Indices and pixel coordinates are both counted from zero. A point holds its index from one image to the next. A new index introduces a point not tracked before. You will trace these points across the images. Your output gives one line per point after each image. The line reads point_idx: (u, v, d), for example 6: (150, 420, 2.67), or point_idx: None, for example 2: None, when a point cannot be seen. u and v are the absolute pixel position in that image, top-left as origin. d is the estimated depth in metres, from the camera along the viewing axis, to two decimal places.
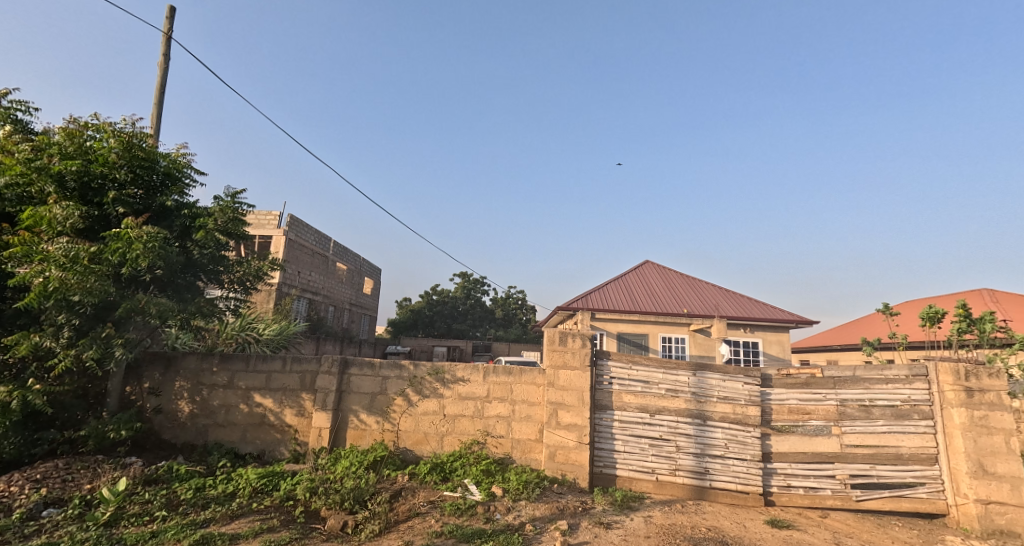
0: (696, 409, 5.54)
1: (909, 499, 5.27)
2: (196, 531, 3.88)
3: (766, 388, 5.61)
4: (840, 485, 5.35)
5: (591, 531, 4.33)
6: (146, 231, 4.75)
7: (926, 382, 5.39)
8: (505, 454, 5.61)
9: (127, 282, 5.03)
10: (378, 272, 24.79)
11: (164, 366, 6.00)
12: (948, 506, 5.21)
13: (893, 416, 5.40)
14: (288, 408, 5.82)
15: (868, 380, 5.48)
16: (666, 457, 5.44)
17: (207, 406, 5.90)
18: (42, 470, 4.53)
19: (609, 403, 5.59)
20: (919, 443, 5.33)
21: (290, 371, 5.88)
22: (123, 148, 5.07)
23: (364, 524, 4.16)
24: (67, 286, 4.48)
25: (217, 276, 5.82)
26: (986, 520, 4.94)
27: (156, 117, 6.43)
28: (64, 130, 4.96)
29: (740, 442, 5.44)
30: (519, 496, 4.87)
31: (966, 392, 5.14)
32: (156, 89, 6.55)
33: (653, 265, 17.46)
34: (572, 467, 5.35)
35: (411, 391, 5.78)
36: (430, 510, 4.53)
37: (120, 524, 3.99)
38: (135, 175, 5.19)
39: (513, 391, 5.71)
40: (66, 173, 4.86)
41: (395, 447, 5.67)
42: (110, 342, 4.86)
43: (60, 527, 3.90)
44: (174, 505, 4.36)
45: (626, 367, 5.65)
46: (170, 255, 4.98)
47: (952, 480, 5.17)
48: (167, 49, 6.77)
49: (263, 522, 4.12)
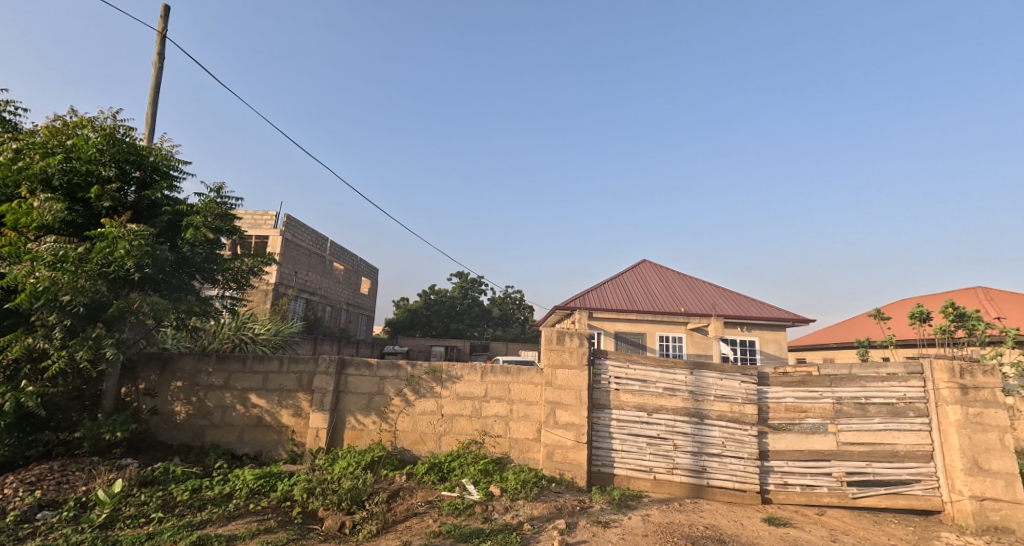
0: (693, 407, 5.55)
1: (904, 496, 5.31)
2: (193, 532, 3.87)
3: (763, 386, 5.63)
4: (837, 482, 5.38)
5: (588, 530, 4.34)
6: (132, 229, 4.73)
7: (921, 379, 5.43)
8: (503, 454, 5.61)
9: (119, 283, 5.01)
10: (376, 272, 24.78)
11: (160, 367, 5.97)
12: (943, 503, 5.24)
13: (889, 414, 5.43)
14: (285, 408, 5.81)
15: (864, 378, 5.50)
16: (663, 456, 5.45)
17: (203, 406, 5.89)
18: (35, 472, 4.52)
19: (607, 402, 5.59)
20: (914, 440, 5.36)
21: (286, 372, 5.86)
22: (108, 141, 5.05)
23: (361, 525, 4.16)
24: (57, 286, 4.47)
25: (211, 274, 5.78)
26: (981, 517, 4.96)
27: (150, 117, 6.40)
28: (48, 128, 4.94)
29: (738, 440, 5.46)
30: (517, 496, 4.88)
31: (961, 389, 5.17)
32: (151, 88, 6.52)
33: (650, 265, 17.50)
34: (570, 465, 5.36)
35: (409, 390, 5.77)
36: (428, 510, 4.53)
37: (115, 526, 3.97)
38: (122, 170, 5.16)
39: (511, 391, 5.71)
40: (52, 170, 4.83)
41: (393, 447, 5.67)
42: (101, 343, 4.82)
43: (55, 529, 3.88)
44: (170, 506, 4.35)
45: (624, 365, 5.66)
46: (161, 253, 4.96)
47: (947, 477, 5.21)
48: (162, 47, 6.74)
49: (260, 522, 4.12)
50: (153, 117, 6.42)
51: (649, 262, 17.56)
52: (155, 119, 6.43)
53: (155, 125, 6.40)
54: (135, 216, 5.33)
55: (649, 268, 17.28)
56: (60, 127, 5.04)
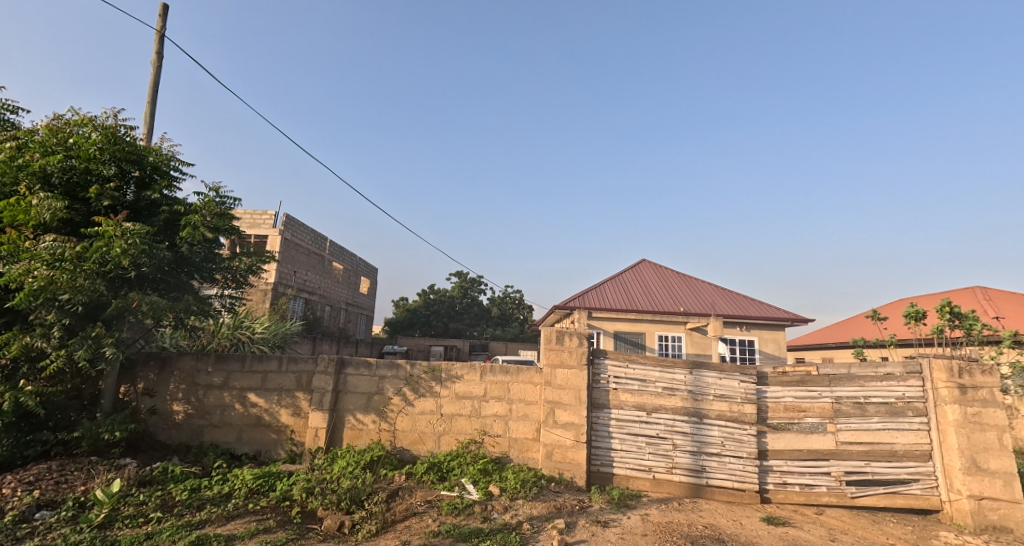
0: (692, 407, 5.56)
1: (903, 496, 5.32)
2: (192, 531, 3.87)
3: (762, 386, 5.64)
4: (836, 482, 5.38)
5: (588, 530, 4.34)
6: (130, 228, 4.72)
7: (920, 379, 5.43)
8: (503, 453, 5.61)
9: (117, 282, 5.00)
10: (376, 272, 24.76)
11: (159, 367, 5.96)
12: (941, 502, 5.25)
13: (888, 413, 5.44)
14: (284, 408, 5.80)
15: (863, 377, 5.51)
16: (662, 455, 5.45)
17: (202, 406, 5.88)
18: (34, 471, 4.51)
19: (606, 401, 5.60)
20: (913, 440, 5.37)
21: (286, 371, 5.86)
22: (108, 141, 5.03)
23: (360, 525, 4.15)
24: (55, 285, 4.46)
25: (210, 273, 5.78)
26: (980, 516, 4.97)
27: (149, 116, 6.38)
28: (48, 127, 4.92)
29: (737, 440, 5.47)
30: (516, 495, 4.88)
31: (959, 389, 5.18)
32: (150, 88, 6.51)
33: (649, 265, 17.49)
34: (569, 465, 5.36)
35: (408, 389, 5.77)
36: (427, 510, 4.53)
37: (115, 526, 3.97)
38: (122, 169, 5.15)
39: (510, 390, 5.71)
40: (52, 168, 4.82)
41: (392, 446, 5.67)
42: (100, 342, 4.81)
43: (53, 529, 3.88)
44: (169, 506, 4.34)
45: (623, 365, 5.66)
46: (160, 252, 4.95)
47: (946, 476, 5.21)
48: (161, 46, 6.73)
49: (259, 522, 4.11)
50: (152, 117, 6.41)
51: (649, 262, 17.55)
52: (154, 118, 6.42)
53: (153, 124, 6.39)
54: (133, 215, 5.32)
55: (648, 268, 17.28)
56: (60, 125, 5.03)
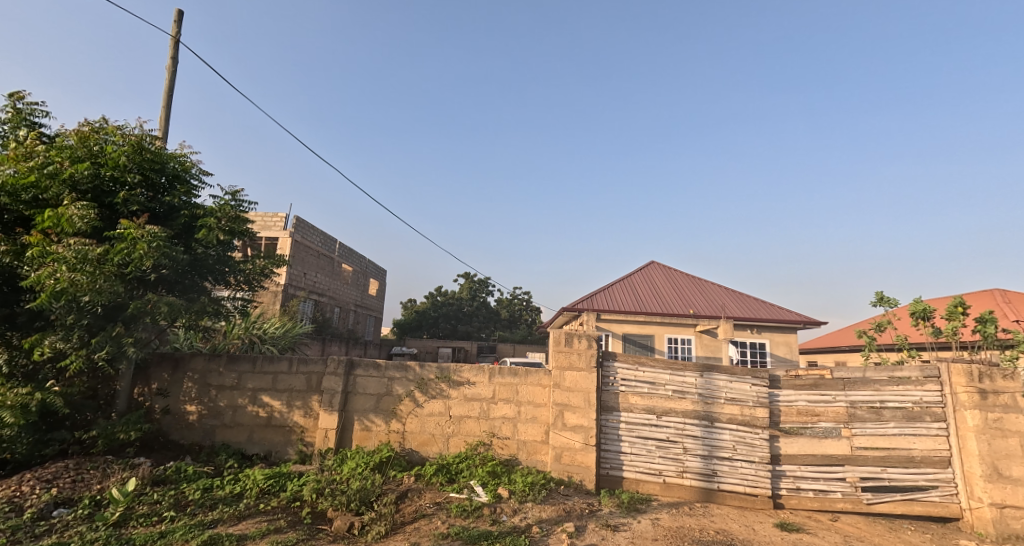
0: (703, 410, 5.50)
1: (921, 503, 5.22)
2: (205, 531, 3.88)
3: (775, 389, 5.56)
4: (850, 488, 5.31)
5: (598, 533, 4.31)
6: (150, 231, 4.77)
7: (938, 384, 5.31)
8: (511, 456, 5.58)
9: (134, 283, 5.06)
10: (383, 273, 24.82)
11: (172, 367, 6.03)
12: (961, 509, 5.14)
13: (905, 418, 5.34)
14: (295, 409, 5.83)
15: (879, 381, 5.42)
16: (673, 460, 5.40)
17: (215, 406, 5.93)
18: (51, 470, 4.56)
19: (615, 404, 5.55)
20: (930, 445, 5.27)
21: (297, 372, 5.88)
22: (133, 150, 5.15)
23: (369, 526, 4.14)
24: (76, 287, 4.49)
25: (224, 275, 5.83)
26: (1001, 525, 4.86)
27: (162, 120, 6.45)
28: (77, 134, 5.02)
29: (748, 444, 5.41)
30: (525, 498, 4.83)
31: (980, 393, 5.05)
32: (163, 94, 6.58)
33: (659, 266, 17.41)
34: (578, 468, 5.32)
35: (418, 391, 5.77)
36: (436, 512, 4.51)
37: (129, 525, 4.00)
38: (145, 176, 5.26)
39: (519, 393, 5.67)
40: (80, 174, 4.90)
41: (401, 448, 5.67)
42: (121, 342, 4.92)
43: (70, 527, 3.92)
44: (183, 505, 4.38)
45: (632, 368, 5.62)
46: (175, 255, 5.00)
47: (965, 483, 5.10)
48: (174, 53, 6.81)
49: (269, 523, 4.12)
50: (167, 120, 6.49)
51: (657, 263, 17.50)
52: (167, 123, 6.49)
53: (167, 128, 6.47)
54: (153, 219, 5.39)
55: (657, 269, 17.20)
56: (88, 132, 5.12)
